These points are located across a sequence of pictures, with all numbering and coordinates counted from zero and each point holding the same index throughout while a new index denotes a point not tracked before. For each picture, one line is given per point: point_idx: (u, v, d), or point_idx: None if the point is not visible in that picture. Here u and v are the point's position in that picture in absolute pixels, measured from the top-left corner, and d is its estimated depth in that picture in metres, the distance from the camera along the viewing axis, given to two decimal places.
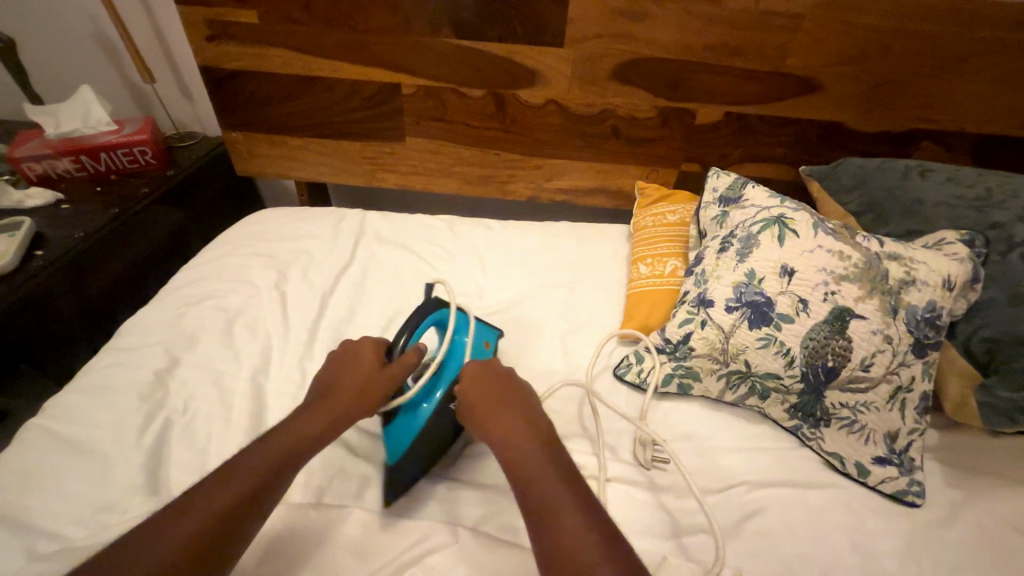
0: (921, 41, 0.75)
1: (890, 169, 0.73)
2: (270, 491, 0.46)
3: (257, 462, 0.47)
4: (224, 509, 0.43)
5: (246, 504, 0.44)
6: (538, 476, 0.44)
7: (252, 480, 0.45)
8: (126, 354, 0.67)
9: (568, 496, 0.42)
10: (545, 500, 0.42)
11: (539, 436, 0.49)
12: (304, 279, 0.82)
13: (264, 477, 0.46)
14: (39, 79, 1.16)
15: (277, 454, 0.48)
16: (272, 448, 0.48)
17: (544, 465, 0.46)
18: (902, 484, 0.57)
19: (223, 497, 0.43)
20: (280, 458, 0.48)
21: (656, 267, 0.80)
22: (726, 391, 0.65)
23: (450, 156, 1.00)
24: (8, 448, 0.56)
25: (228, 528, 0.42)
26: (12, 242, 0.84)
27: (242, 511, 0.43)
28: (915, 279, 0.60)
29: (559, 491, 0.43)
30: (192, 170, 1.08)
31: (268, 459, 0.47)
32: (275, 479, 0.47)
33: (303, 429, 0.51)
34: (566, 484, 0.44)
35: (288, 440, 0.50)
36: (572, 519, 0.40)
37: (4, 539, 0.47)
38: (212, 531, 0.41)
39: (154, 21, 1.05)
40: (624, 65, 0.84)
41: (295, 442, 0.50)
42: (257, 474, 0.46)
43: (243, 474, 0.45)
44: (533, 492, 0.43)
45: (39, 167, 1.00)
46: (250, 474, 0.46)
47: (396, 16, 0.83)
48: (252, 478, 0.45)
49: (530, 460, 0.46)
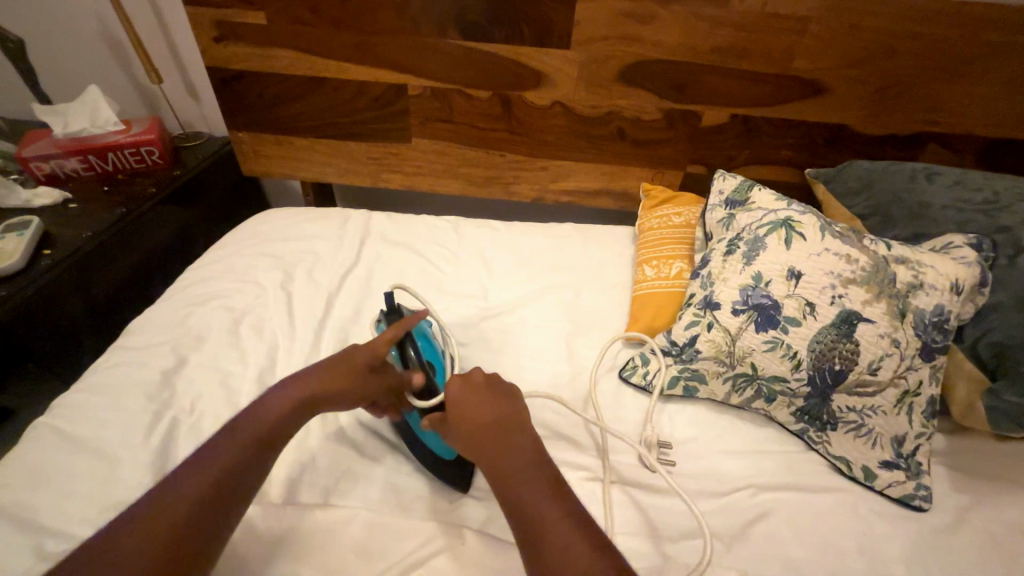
0: (928, 44, 0.75)
1: (897, 172, 0.73)
2: (247, 483, 0.46)
3: (231, 453, 0.46)
4: (201, 502, 0.43)
5: (223, 495, 0.44)
6: (532, 500, 0.43)
7: (227, 472, 0.45)
8: (133, 354, 0.67)
9: (564, 519, 0.42)
10: (542, 526, 0.41)
11: (529, 452, 0.47)
12: (310, 279, 0.82)
13: (240, 468, 0.46)
14: (47, 79, 1.17)
15: (251, 442, 0.48)
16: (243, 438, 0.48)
17: (538, 486, 0.44)
18: (908, 488, 0.57)
19: (198, 489, 0.43)
20: (255, 448, 0.48)
21: (661, 269, 0.80)
22: (732, 394, 0.65)
23: (455, 157, 1.00)
24: (17, 446, 0.56)
25: (207, 521, 0.42)
26: (20, 242, 0.84)
27: (218, 503, 0.43)
28: (923, 283, 0.60)
29: (555, 515, 0.42)
30: (199, 170, 1.09)
31: (243, 450, 0.47)
32: (252, 469, 0.47)
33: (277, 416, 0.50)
34: (561, 506, 0.43)
35: (263, 428, 0.49)
36: (572, 547, 0.40)
37: (14, 537, 0.47)
38: (189, 524, 0.41)
39: (162, 22, 1.05)
40: (631, 67, 0.84)
41: (269, 429, 0.49)
42: (229, 464, 0.46)
43: (216, 466, 0.45)
44: (528, 518, 0.42)
45: (47, 166, 1.01)
46: (225, 466, 0.45)
47: (404, 18, 0.83)
48: (227, 469, 0.45)
49: (523, 481, 0.45)
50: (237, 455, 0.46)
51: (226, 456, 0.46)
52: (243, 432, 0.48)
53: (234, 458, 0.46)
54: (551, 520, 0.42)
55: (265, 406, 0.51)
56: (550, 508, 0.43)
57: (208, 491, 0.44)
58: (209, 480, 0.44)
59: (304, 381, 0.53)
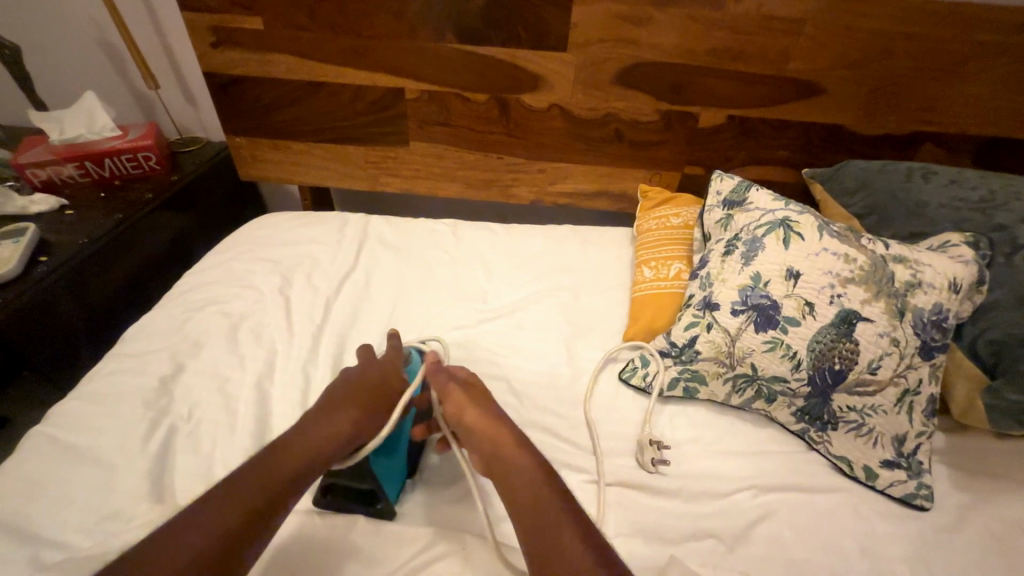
0: (922, 45, 0.75)
1: (894, 171, 0.74)
2: (280, 507, 0.46)
3: (264, 481, 0.46)
4: (230, 530, 0.43)
5: (252, 524, 0.44)
6: (537, 499, 0.45)
7: (264, 495, 0.46)
8: (131, 360, 0.67)
9: (567, 520, 0.43)
10: (536, 511, 0.44)
11: (523, 442, 0.51)
12: (308, 284, 0.82)
13: (276, 491, 0.46)
14: (43, 85, 1.17)
15: (290, 467, 0.48)
16: (282, 463, 0.48)
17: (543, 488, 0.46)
18: (910, 488, 0.57)
19: (228, 516, 0.43)
20: (291, 472, 0.48)
21: (660, 270, 0.80)
22: (733, 395, 0.65)
23: (453, 160, 1.00)
24: (15, 454, 0.56)
25: (243, 543, 0.43)
26: (15, 249, 0.84)
27: (252, 527, 0.44)
28: (921, 282, 0.60)
29: (549, 499, 0.45)
30: (195, 174, 1.08)
31: (279, 476, 0.47)
32: (284, 495, 0.47)
33: (312, 441, 0.50)
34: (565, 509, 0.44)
35: (299, 454, 0.49)
36: (574, 547, 0.41)
37: (12, 548, 0.47)
38: (219, 551, 0.41)
39: (159, 28, 1.05)
40: (628, 70, 0.84)
41: (305, 454, 0.49)
42: (267, 490, 0.46)
43: (249, 493, 0.45)
44: (533, 516, 0.44)
45: (43, 173, 1.00)
46: (262, 487, 0.46)
47: (401, 23, 0.83)
48: (263, 492, 0.46)
49: (519, 467, 0.48)
50: (275, 479, 0.47)
51: (259, 483, 0.46)
52: (282, 457, 0.48)
53: (265, 487, 0.46)
54: (556, 520, 0.43)
55: (303, 437, 0.50)
56: (555, 509, 0.44)
57: (246, 511, 0.44)
58: (245, 504, 0.45)
59: (333, 407, 0.54)
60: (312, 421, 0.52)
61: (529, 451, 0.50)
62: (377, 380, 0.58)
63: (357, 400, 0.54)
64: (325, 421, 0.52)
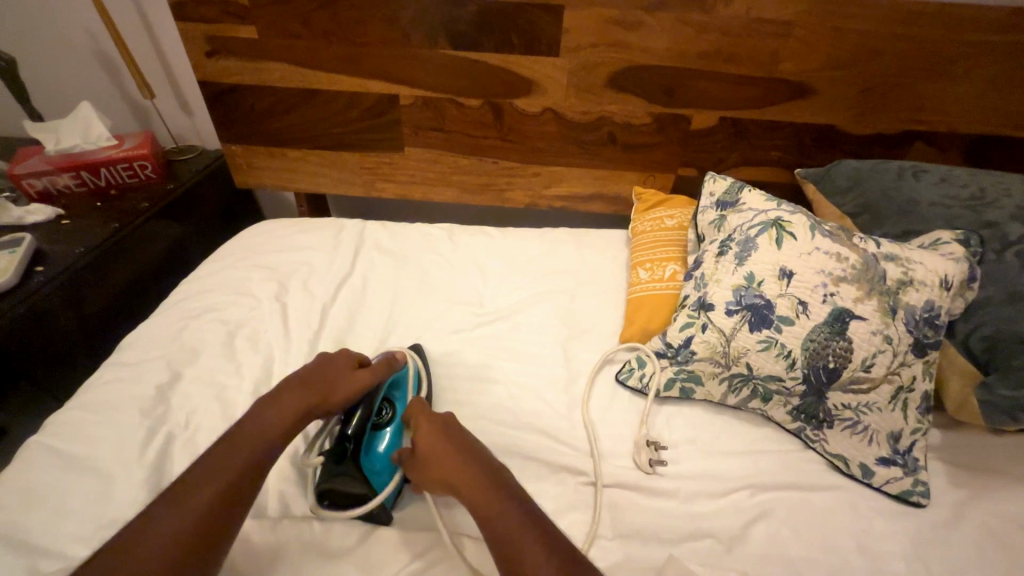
0: (910, 45, 0.76)
1: (885, 170, 0.74)
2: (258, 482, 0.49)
3: (231, 471, 0.48)
4: (210, 517, 0.44)
5: (232, 498, 0.47)
6: (514, 538, 0.44)
7: (237, 472, 0.48)
8: (127, 369, 0.67)
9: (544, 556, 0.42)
10: (512, 548, 0.43)
11: (492, 478, 0.49)
12: (305, 289, 0.82)
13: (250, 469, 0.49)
14: (40, 97, 1.17)
15: (258, 448, 0.51)
16: (248, 444, 0.51)
17: (516, 519, 0.45)
18: (906, 484, 0.57)
19: (206, 502, 0.45)
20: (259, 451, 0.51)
21: (655, 271, 0.80)
22: (729, 395, 0.65)
23: (448, 165, 1.00)
24: (14, 465, 0.56)
25: (228, 514, 0.45)
26: (12, 260, 0.84)
27: (233, 500, 0.47)
28: (913, 280, 0.61)
29: (525, 536, 0.44)
30: (192, 182, 1.09)
31: (247, 458, 0.50)
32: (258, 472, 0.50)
33: (273, 424, 0.53)
34: (539, 539, 0.43)
35: (263, 437, 0.52)
36: None
37: (8, 559, 0.47)
38: (203, 531, 0.43)
39: (155, 40, 1.06)
40: (620, 74, 0.85)
41: (269, 438, 0.52)
42: (240, 468, 0.49)
43: (221, 475, 0.47)
44: (510, 552, 0.43)
45: (39, 183, 1.00)
46: (235, 468, 0.48)
47: (395, 29, 0.84)
48: (238, 468, 0.49)
49: (493, 507, 0.46)
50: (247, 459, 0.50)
51: (224, 474, 0.48)
52: (247, 441, 0.51)
53: (234, 475, 0.48)
54: (532, 555, 0.42)
55: (256, 430, 0.52)
56: (530, 543, 0.43)
57: (223, 487, 0.47)
58: (223, 482, 0.47)
59: (286, 399, 0.56)
60: (254, 415, 0.54)
61: (501, 489, 0.48)
62: (323, 364, 0.60)
63: (311, 381, 0.58)
64: (272, 408, 0.55)
